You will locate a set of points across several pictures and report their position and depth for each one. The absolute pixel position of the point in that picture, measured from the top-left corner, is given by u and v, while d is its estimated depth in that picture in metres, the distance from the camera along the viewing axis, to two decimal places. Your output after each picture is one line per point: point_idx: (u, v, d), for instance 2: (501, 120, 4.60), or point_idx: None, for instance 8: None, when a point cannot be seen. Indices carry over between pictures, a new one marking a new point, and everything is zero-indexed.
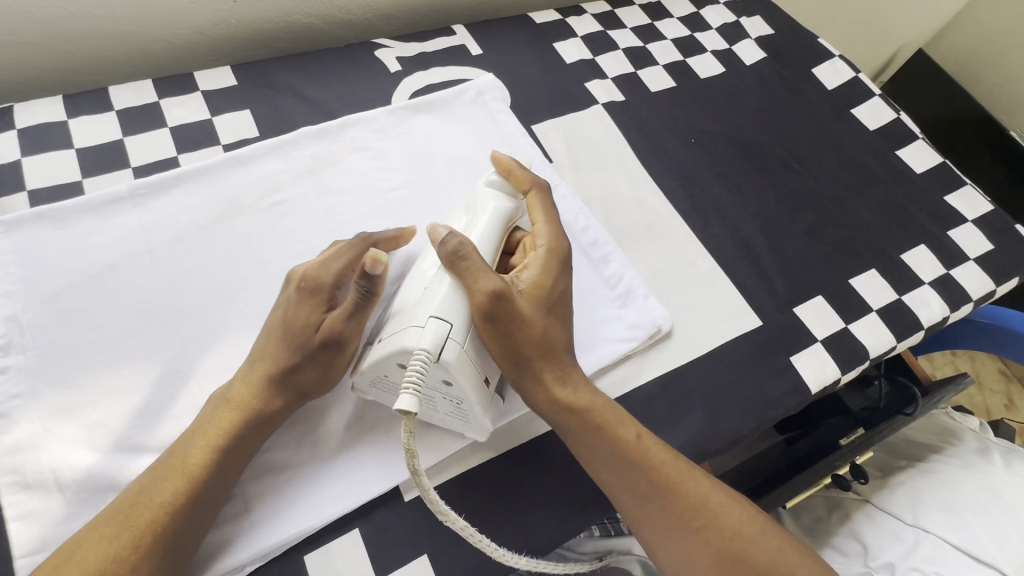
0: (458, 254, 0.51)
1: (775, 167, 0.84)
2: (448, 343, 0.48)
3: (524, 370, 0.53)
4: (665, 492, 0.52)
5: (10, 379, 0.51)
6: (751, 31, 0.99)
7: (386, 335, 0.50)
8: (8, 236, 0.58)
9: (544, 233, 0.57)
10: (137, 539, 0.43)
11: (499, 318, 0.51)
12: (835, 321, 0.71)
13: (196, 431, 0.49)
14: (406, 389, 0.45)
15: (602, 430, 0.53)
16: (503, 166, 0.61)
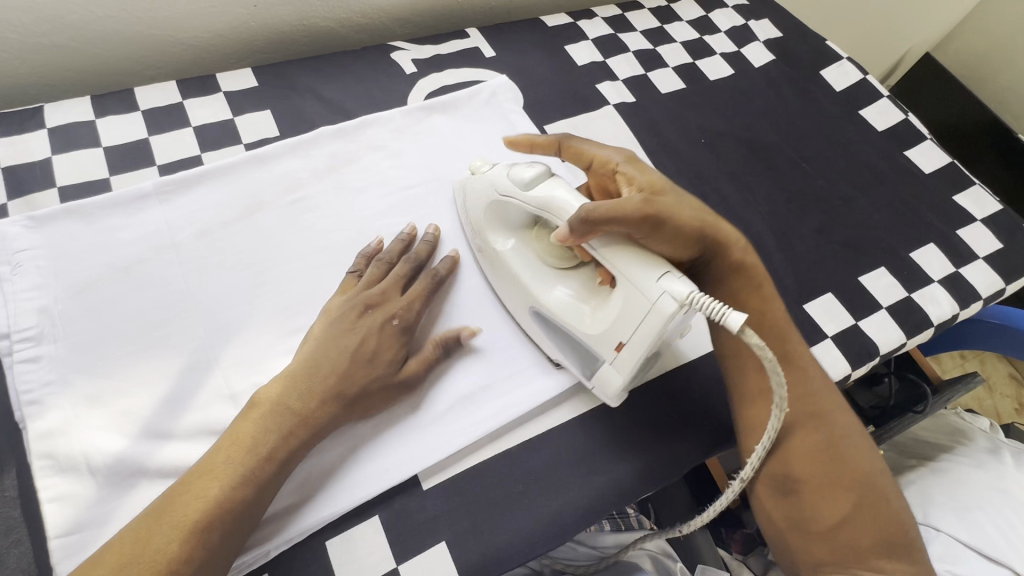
0: (589, 215, 0.50)
1: (785, 167, 0.85)
2: (685, 279, 0.49)
3: (696, 248, 0.57)
4: (791, 365, 0.58)
5: (43, 368, 0.53)
6: (760, 34, 1.00)
7: (626, 337, 0.52)
8: (40, 230, 0.60)
9: (609, 152, 0.59)
10: (196, 535, 0.44)
11: (657, 225, 0.53)
12: (845, 318, 0.72)
13: (235, 430, 0.49)
14: (723, 314, 0.46)
15: (764, 292, 0.60)
16: (524, 144, 0.63)
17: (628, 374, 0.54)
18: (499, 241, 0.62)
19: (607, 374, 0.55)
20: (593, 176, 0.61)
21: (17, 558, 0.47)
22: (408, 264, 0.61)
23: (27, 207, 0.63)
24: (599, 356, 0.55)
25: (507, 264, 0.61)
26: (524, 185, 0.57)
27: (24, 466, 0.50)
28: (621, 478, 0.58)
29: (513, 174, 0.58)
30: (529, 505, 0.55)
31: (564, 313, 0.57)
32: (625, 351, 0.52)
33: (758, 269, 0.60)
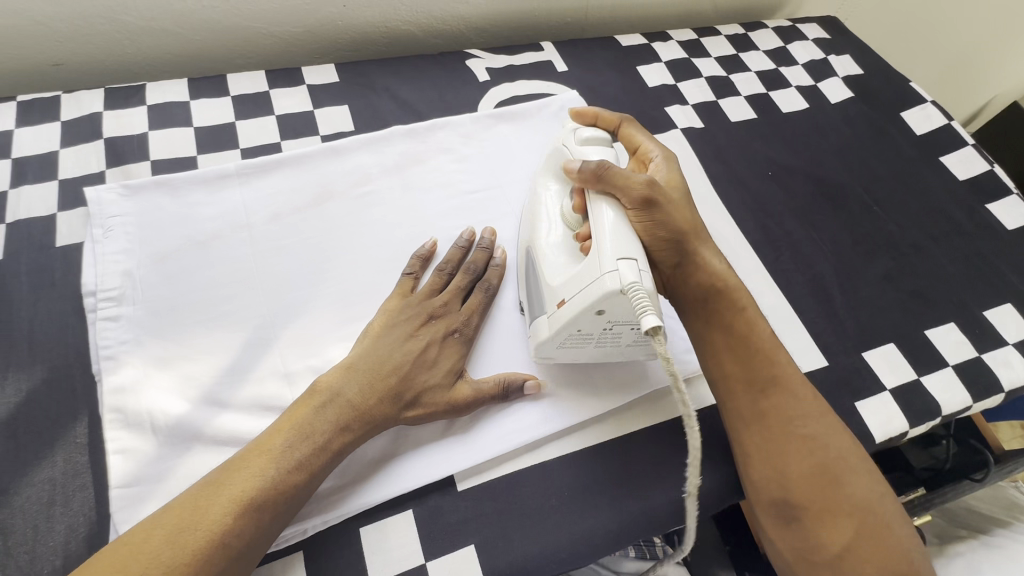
0: (605, 167, 0.54)
1: (854, 208, 0.82)
2: (643, 273, 0.49)
3: (675, 252, 0.57)
4: (779, 388, 0.57)
5: (121, 327, 0.57)
6: (839, 69, 0.98)
7: (569, 295, 0.53)
8: (132, 199, 0.64)
9: (654, 147, 0.64)
10: (255, 510, 0.46)
11: (654, 209, 0.55)
12: (907, 371, 0.68)
13: (294, 412, 0.51)
14: (647, 311, 0.47)
15: (744, 313, 0.59)
16: (590, 115, 0.65)
17: (554, 334, 0.54)
18: (546, 186, 0.63)
19: (540, 326, 0.56)
20: (633, 162, 0.65)
21: (80, 503, 0.50)
22: (468, 275, 0.62)
23: (122, 175, 0.67)
24: (544, 306, 0.56)
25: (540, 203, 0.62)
26: (583, 140, 0.60)
27: (93, 416, 0.54)
28: (657, 509, 0.56)
29: (579, 129, 0.61)
30: (560, 520, 0.55)
31: (546, 254, 0.58)
32: (561, 309, 0.53)
33: (741, 293, 0.60)
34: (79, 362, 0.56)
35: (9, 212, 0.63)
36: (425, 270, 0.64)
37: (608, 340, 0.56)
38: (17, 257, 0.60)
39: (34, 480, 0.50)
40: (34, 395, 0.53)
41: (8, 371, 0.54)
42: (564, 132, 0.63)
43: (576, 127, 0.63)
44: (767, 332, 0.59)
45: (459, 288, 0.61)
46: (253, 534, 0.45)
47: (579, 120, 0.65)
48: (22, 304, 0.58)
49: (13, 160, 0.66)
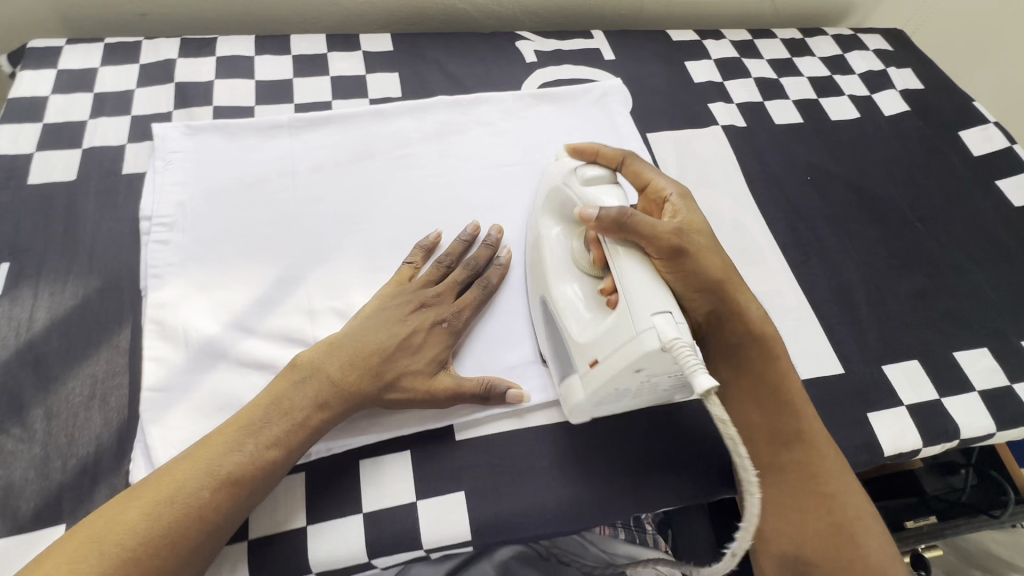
0: (627, 215, 0.51)
1: (895, 222, 0.79)
2: (680, 326, 0.47)
3: (709, 301, 0.56)
4: (804, 443, 0.56)
5: (169, 251, 0.62)
6: (898, 82, 0.95)
7: (602, 355, 0.51)
8: (193, 138, 0.69)
9: (665, 183, 0.60)
10: (225, 488, 0.47)
11: (681, 257, 0.53)
12: (928, 390, 0.66)
13: (267, 396, 0.52)
14: (698, 370, 0.44)
15: (779, 363, 0.58)
16: (589, 151, 0.62)
17: (592, 393, 0.53)
18: (547, 228, 0.62)
19: (573, 385, 0.55)
20: (643, 198, 0.62)
21: (116, 400, 0.55)
22: (467, 268, 0.62)
23: (186, 117, 0.73)
24: (575, 363, 0.55)
25: (542, 249, 0.61)
26: (585, 180, 0.58)
27: (135, 326, 0.59)
28: (645, 484, 0.57)
29: (580, 169, 0.59)
30: (549, 482, 0.56)
31: (566, 310, 0.56)
32: (595, 370, 0.52)
33: (776, 341, 0.59)
34: (129, 277, 0.61)
35: (85, 138, 0.69)
36: (426, 260, 0.64)
37: (646, 392, 0.53)
38: (87, 178, 0.67)
39: (79, 374, 0.55)
40: (87, 301, 0.59)
41: (69, 277, 0.60)
42: (562, 169, 0.62)
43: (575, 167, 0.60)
44: (797, 386, 0.58)
45: (457, 280, 0.61)
46: (221, 514, 0.47)
47: (578, 157, 0.62)
48: (87, 221, 0.64)
49: (94, 94, 0.73)
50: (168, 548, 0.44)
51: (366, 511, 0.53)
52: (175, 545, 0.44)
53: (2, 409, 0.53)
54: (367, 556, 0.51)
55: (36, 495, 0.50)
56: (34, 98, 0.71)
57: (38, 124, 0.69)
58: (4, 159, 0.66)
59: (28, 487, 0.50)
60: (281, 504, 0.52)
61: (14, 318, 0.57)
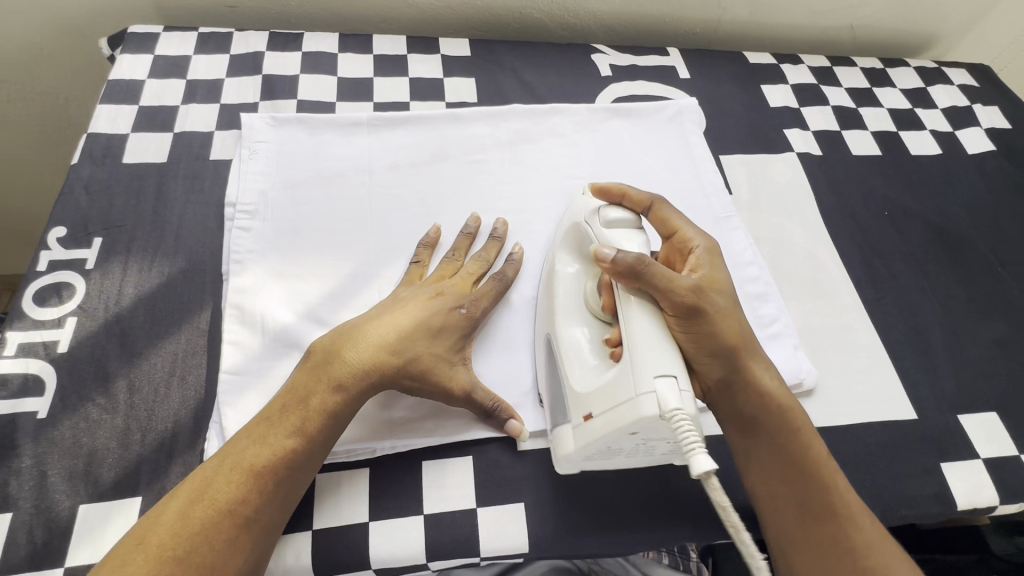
0: (644, 264, 0.49)
1: (975, 265, 0.76)
2: (683, 394, 0.45)
3: (723, 368, 0.52)
4: (838, 518, 0.51)
5: (251, 239, 0.63)
6: (983, 120, 0.91)
7: (597, 410, 0.49)
8: (277, 130, 0.71)
9: (692, 233, 0.56)
10: (257, 481, 0.45)
11: (699, 319, 0.50)
12: (1006, 445, 0.63)
13: (296, 383, 0.50)
14: (695, 450, 0.43)
15: (799, 435, 0.53)
16: (614, 192, 0.60)
17: (581, 448, 0.51)
18: (564, 263, 0.59)
19: (565, 437, 0.53)
20: (667, 247, 0.58)
21: (194, 379, 0.57)
22: (479, 263, 0.62)
23: (271, 108, 0.75)
24: (569, 414, 0.53)
25: (555, 289, 0.58)
26: (607, 223, 0.55)
27: (216, 309, 0.60)
28: (708, 514, 0.56)
29: (603, 210, 0.56)
30: (609, 502, 0.56)
31: (572, 353, 0.54)
32: (590, 424, 0.49)
33: (798, 412, 0.54)
34: (211, 260, 0.63)
35: (177, 123, 0.72)
36: (432, 258, 0.64)
37: (640, 452, 0.52)
38: (177, 161, 0.69)
39: (160, 351, 0.57)
40: (172, 281, 0.61)
41: (156, 256, 0.62)
42: (583, 207, 0.59)
43: (596, 208, 0.57)
44: (824, 454, 0.53)
45: (470, 278, 0.60)
46: (257, 508, 0.45)
47: (602, 197, 0.60)
48: (176, 203, 0.66)
49: (187, 81, 0.76)
50: (202, 545, 0.42)
51: (427, 513, 0.53)
52: (207, 543, 0.42)
53: (88, 378, 0.55)
54: (425, 557, 0.52)
55: (116, 465, 0.51)
56: (132, 81, 0.74)
57: (133, 107, 0.72)
58: (102, 138, 0.69)
59: (109, 457, 0.52)
60: (344, 498, 0.53)
61: (103, 292, 0.59)
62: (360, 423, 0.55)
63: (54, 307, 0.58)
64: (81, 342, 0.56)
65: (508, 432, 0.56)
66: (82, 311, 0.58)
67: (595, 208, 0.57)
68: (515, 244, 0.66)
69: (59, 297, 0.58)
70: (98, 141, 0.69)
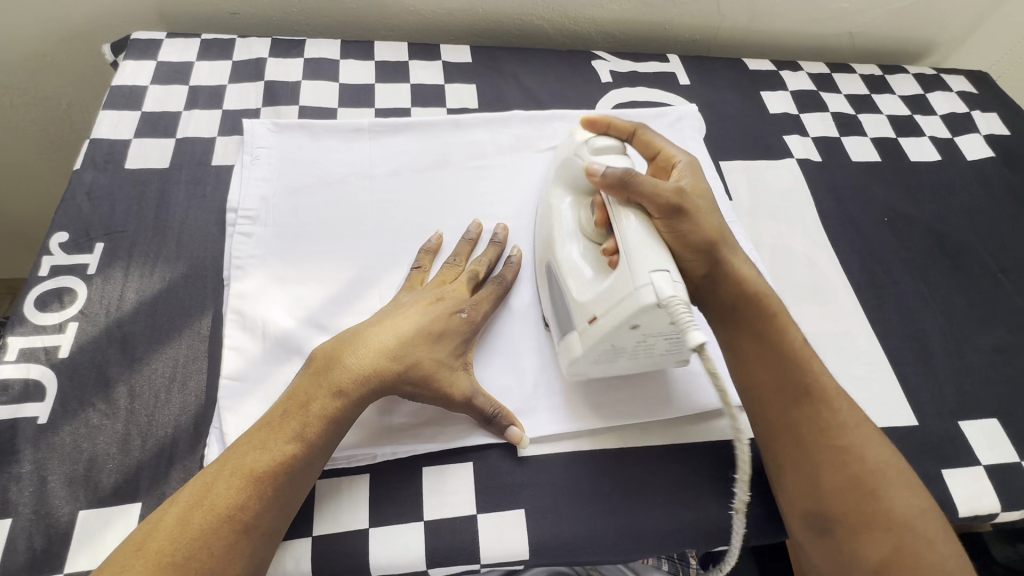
0: (632, 176, 0.50)
1: (974, 271, 0.77)
2: (677, 284, 0.47)
3: (707, 263, 0.54)
4: (814, 399, 0.53)
5: (252, 244, 0.63)
6: (982, 127, 0.91)
7: (601, 312, 0.50)
8: (279, 135, 0.71)
9: (676, 152, 0.59)
10: (256, 486, 0.45)
11: (682, 218, 0.52)
12: (1007, 452, 0.63)
13: (296, 388, 0.50)
14: (691, 326, 0.44)
15: (776, 320, 0.55)
16: (602, 123, 0.59)
17: (586, 351, 0.53)
18: (554, 189, 0.61)
19: (571, 342, 0.55)
20: (652, 168, 0.60)
21: (195, 384, 0.57)
22: (479, 268, 0.62)
23: (273, 114, 0.75)
24: (573, 323, 0.54)
25: (552, 217, 0.60)
26: (596, 150, 0.56)
27: (216, 315, 0.61)
28: (708, 524, 0.56)
29: (591, 139, 0.57)
30: (610, 509, 0.55)
31: (570, 270, 0.55)
32: (593, 326, 0.51)
33: (775, 300, 0.56)
34: (212, 265, 0.63)
35: (179, 129, 0.72)
36: (433, 263, 0.65)
37: (641, 353, 0.53)
38: (179, 167, 0.69)
39: (161, 356, 0.57)
40: (173, 286, 0.61)
41: (157, 261, 0.63)
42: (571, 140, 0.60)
43: (584, 135, 0.59)
44: (801, 338, 0.55)
45: (471, 283, 0.60)
46: (256, 514, 0.45)
47: (590, 129, 0.59)
48: (177, 208, 0.66)
49: (189, 87, 0.76)
50: (202, 551, 0.42)
51: (427, 519, 0.53)
52: (207, 549, 0.42)
53: (89, 383, 0.55)
54: (425, 565, 0.51)
55: (116, 471, 0.51)
56: (134, 87, 0.75)
57: (136, 112, 0.73)
58: (104, 143, 0.70)
59: (109, 462, 0.52)
60: (344, 504, 0.53)
61: (105, 297, 0.60)
62: (360, 429, 0.55)
63: (56, 312, 0.58)
64: (81, 348, 0.56)
65: (508, 438, 0.56)
66: (84, 316, 0.58)
67: (582, 135, 0.59)
68: (515, 245, 0.67)
69: (60, 303, 0.58)
70: (100, 146, 0.69)
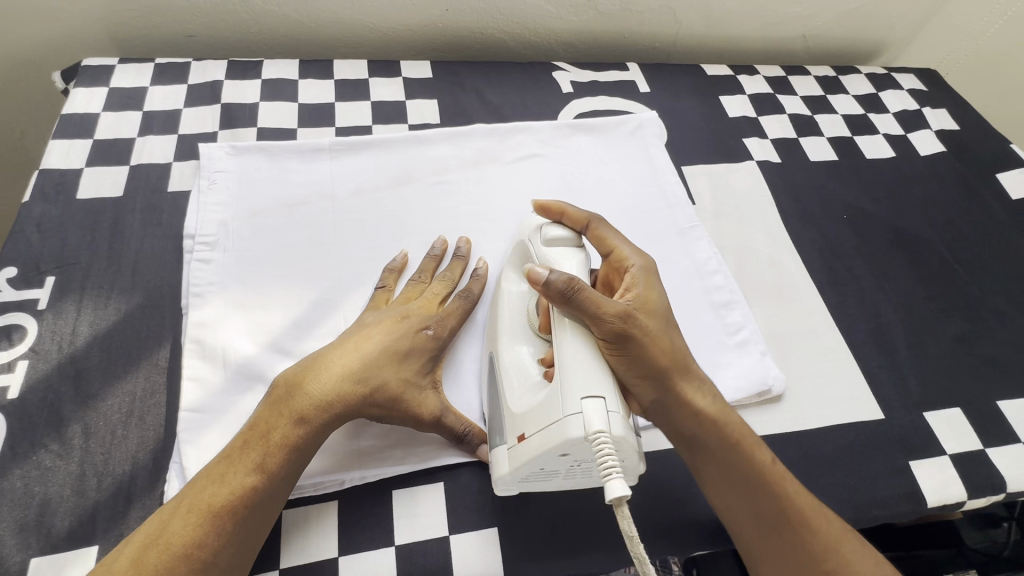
0: (575, 289, 0.48)
1: (932, 264, 0.78)
2: (610, 415, 0.45)
3: (656, 389, 0.51)
4: (792, 523, 0.50)
5: (211, 270, 0.62)
6: (933, 122, 0.94)
7: (531, 431, 0.48)
8: (237, 158, 0.70)
9: (630, 252, 0.56)
10: (215, 522, 0.44)
11: (627, 343, 0.49)
12: (971, 440, 0.64)
13: (258, 419, 0.49)
14: (614, 475, 0.42)
15: (740, 447, 0.52)
16: (555, 211, 0.58)
17: (515, 470, 0.49)
18: (512, 280, 0.59)
19: (500, 457, 0.51)
20: (607, 265, 0.58)
21: (153, 419, 0.55)
22: (445, 283, 0.61)
23: (231, 137, 0.74)
24: (505, 432, 0.52)
25: (501, 305, 0.59)
26: (546, 241, 0.55)
27: (176, 345, 0.59)
28: (679, 530, 0.56)
29: (544, 228, 0.56)
30: (583, 521, 0.55)
31: (512, 371, 0.54)
32: (522, 445, 0.49)
33: (737, 420, 0.53)
34: (170, 294, 0.62)
35: (133, 156, 0.71)
36: (398, 282, 0.64)
37: (577, 475, 0.51)
38: (134, 195, 0.68)
39: (117, 392, 0.56)
40: (129, 318, 0.60)
41: (113, 293, 0.61)
42: (528, 225, 0.59)
43: (540, 225, 0.57)
44: (768, 458, 0.52)
45: (436, 299, 0.60)
46: (215, 551, 0.43)
47: (544, 214, 0.59)
48: (132, 236, 0.65)
49: (143, 112, 0.75)
50: None
51: (398, 544, 0.52)
52: None
53: (41, 424, 0.53)
54: None
55: (70, 514, 0.50)
56: (86, 114, 0.73)
57: (88, 140, 0.71)
58: (54, 174, 0.68)
59: (63, 505, 0.50)
60: (312, 533, 0.52)
61: (57, 332, 0.58)
62: (327, 454, 0.54)
63: (4, 350, 0.56)
64: (33, 386, 0.55)
65: (479, 456, 0.55)
66: (35, 354, 0.56)
67: (540, 226, 0.57)
68: (480, 257, 0.67)
69: (9, 340, 0.56)
70: (51, 177, 0.67)
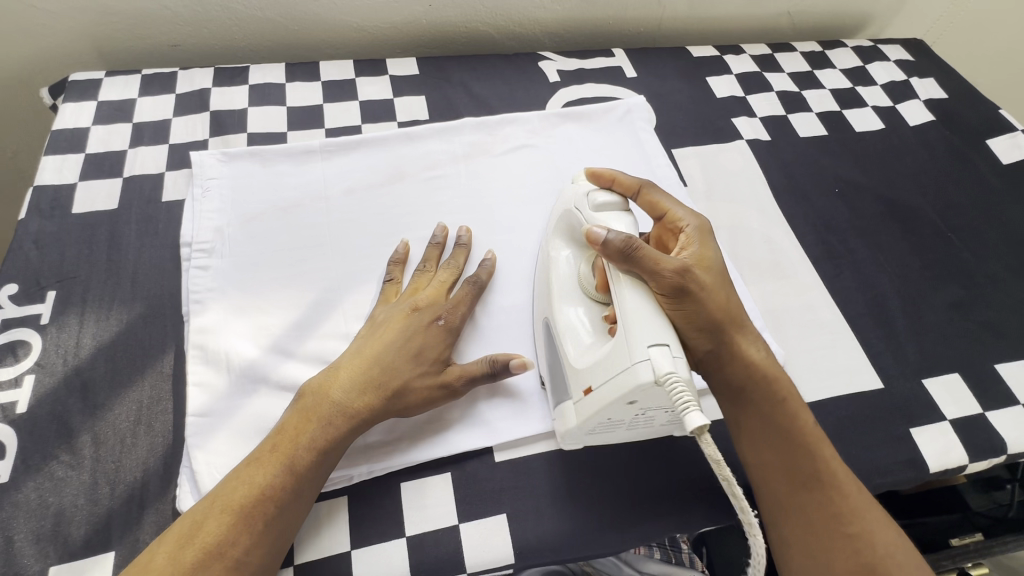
0: (634, 247, 0.49)
1: (925, 233, 0.79)
2: (677, 360, 0.46)
3: (713, 340, 0.52)
4: (824, 484, 0.51)
5: (210, 277, 0.63)
6: (921, 92, 0.94)
7: (596, 383, 0.49)
8: (228, 164, 0.70)
9: (683, 213, 0.57)
10: (245, 523, 0.45)
11: (687, 298, 0.50)
12: (970, 404, 0.65)
13: (286, 425, 0.50)
14: (692, 408, 0.43)
15: (788, 404, 0.53)
16: (606, 177, 0.59)
17: (583, 422, 0.51)
18: (557, 248, 0.60)
19: (567, 410, 0.54)
20: (660, 227, 0.59)
21: (162, 424, 0.56)
22: (450, 271, 0.62)
23: (222, 144, 0.74)
24: (569, 390, 0.53)
25: (551, 269, 0.59)
26: (596, 206, 0.56)
27: (179, 352, 0.60)
28: (685, 508, 0.56)
29: (593, 194, 0.57)
30: (589, 504, 0.56)
31: (567, 332, 0.55)
32: (589, 397, 0.50)
33: (783, 378, 0.54)
34: (171, 301, 0.63)
35: (126, 167, 0.71)
36: (404, 273, 0.64)
37: (639, 424, 0.53)
38: (129, 206, 0.68)
39: (124, 401, 0.56)
40: (132, 327, 0.60)
41: (113, 304, 0.62)
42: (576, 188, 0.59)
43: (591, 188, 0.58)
44: (812, 421, 0.54)
45: (445, 287, 0.60)
46: (244, 553, 0.44)
47: (595, 181, 0.59)
48: (130, 247, 0.66)
49: (133, 124, 0.75)
50: None
51: (409, 534, 0.53)
52: None
53: (51, 436, 0.54)
54: None
55: (86, 522, 0.50)
56: (75, 129, 0.73)
57: (80, 155, 0.71)
58: (49, 190, 0.68)
59: (78, 514, 0.51)
60: (326, 529, 0.52)
61: (62, 345, 0.58)
62: None
63: (11, 366, 0.57)
64: (40, 399, 0.55)
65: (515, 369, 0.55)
66: (40, 368, 0.57)
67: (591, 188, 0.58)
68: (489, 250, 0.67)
69: (15, 357, 0.57)
70: (45, 194, 0.68)
